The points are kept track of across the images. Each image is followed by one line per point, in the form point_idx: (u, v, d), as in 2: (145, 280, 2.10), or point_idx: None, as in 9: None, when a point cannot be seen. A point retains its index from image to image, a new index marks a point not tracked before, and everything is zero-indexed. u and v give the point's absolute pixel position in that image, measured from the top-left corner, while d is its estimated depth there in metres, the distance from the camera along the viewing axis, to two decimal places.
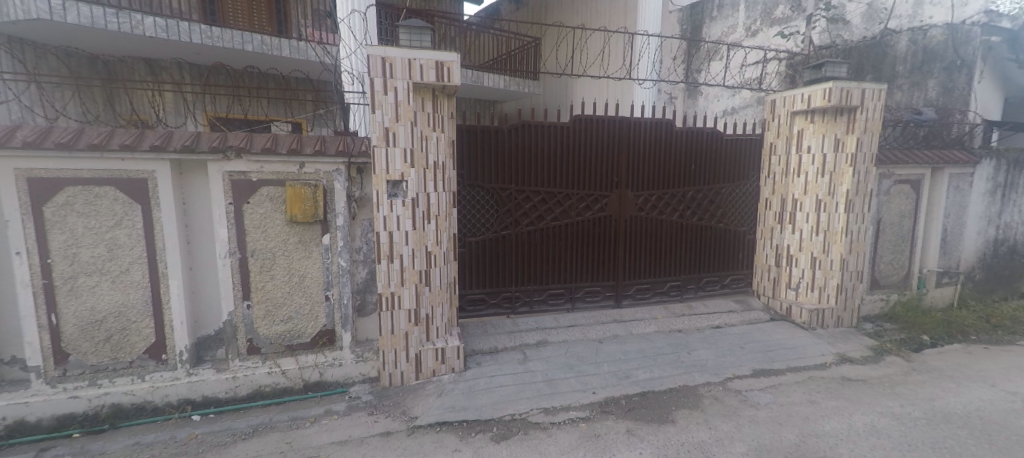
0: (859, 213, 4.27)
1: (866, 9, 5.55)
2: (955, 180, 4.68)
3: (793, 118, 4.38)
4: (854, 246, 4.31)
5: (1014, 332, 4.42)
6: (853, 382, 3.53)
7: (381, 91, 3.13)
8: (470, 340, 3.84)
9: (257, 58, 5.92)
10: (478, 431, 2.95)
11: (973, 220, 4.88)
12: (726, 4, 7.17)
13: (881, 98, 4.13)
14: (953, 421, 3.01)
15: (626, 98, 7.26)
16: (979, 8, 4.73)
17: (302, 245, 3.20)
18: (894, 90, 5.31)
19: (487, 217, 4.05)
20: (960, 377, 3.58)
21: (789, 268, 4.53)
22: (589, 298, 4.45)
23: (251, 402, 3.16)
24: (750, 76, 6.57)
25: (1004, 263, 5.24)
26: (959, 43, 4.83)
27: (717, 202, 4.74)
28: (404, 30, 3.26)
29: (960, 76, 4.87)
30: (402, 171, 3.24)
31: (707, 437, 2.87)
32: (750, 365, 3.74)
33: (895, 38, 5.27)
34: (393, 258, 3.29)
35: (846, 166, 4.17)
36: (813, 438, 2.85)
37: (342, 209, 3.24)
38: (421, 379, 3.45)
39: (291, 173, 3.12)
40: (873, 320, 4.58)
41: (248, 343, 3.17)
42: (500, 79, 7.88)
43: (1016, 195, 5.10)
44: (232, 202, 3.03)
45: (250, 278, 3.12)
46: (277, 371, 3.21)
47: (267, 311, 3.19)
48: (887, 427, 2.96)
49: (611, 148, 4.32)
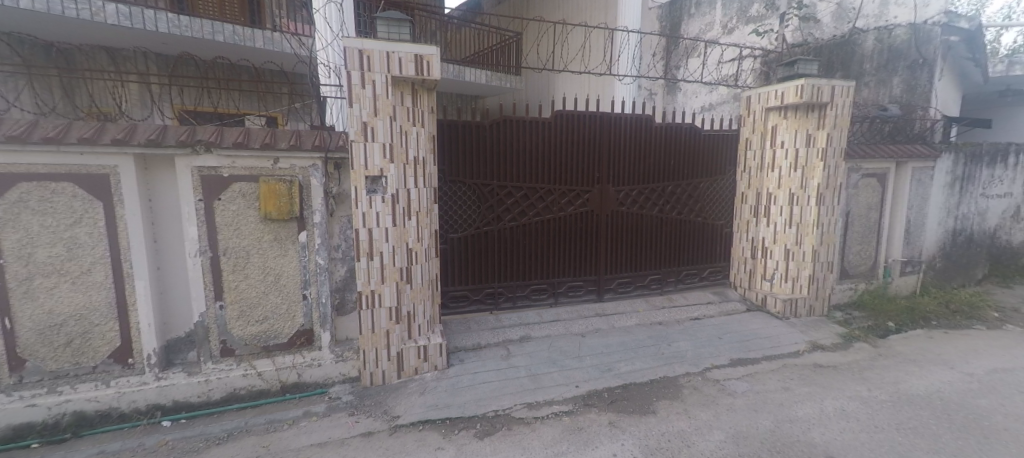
0: (830, 206, 4.42)
1: (836, 9, 5.83)
2: (918, 174, 4.92)
3: (768, 114, 4.50)
4: (826, 237, 4.47)
5: (972, 317, 4.68)
6: (824, 369, 3.67)
7: (359, 85, 3.07)
8: (454, 337, 3.81)
9: (227, 48, 5.70)
10: (461, 428, 2.93)
11: (934, 212, 5.14)
12: (703, 2, 7.31)
13: (849, 95, 4.29)
14: (915, 403, 3.17)
15: (607, 94, 7.35)
16: (939, 9, 4.92)
17: (278, 243, 3.11)
18: (862, 87, 5.55)
19: (469, 213, 4.02)
20: (922, 361, 3.77)
21: (764, 260, 4.67)
22: (571, 293, 4.48)
23: (226, 406, 3.06)
24: (727, 73, 6.75)
25: (962, 252, 5.55)
26: (921, 42, 5.05)
27: (695, 196, 4.85)
28: (382, 22, 3.19)
29: (922, 75, 5.08)
30: (382, 166, 3.18)
31: (687, 426, 2.93)
32: (728, 355, 3.85)
33: (863, 37, 5.51)
34: (373, 256, 3.23)
35: (817, 160, 4.32)
36: (787, 424, 2.95)
37: (319, 206, 3.16)
38: (403, 378, 3.40)
39: (265, 169, 3.02)
40: (843, 309, 4.77)
41: (222, 345, 3.06)
42: (482, 75, 7.85)
43: (973, 187, 5.39)
44: (202, 199, 2.91)
45: (223, 277, 3.01)
46: (253, 373, 3.11)
47: (242, 311, 3.08)
48: (856, 410, 3.09)
49: (592, 143, 4.35)
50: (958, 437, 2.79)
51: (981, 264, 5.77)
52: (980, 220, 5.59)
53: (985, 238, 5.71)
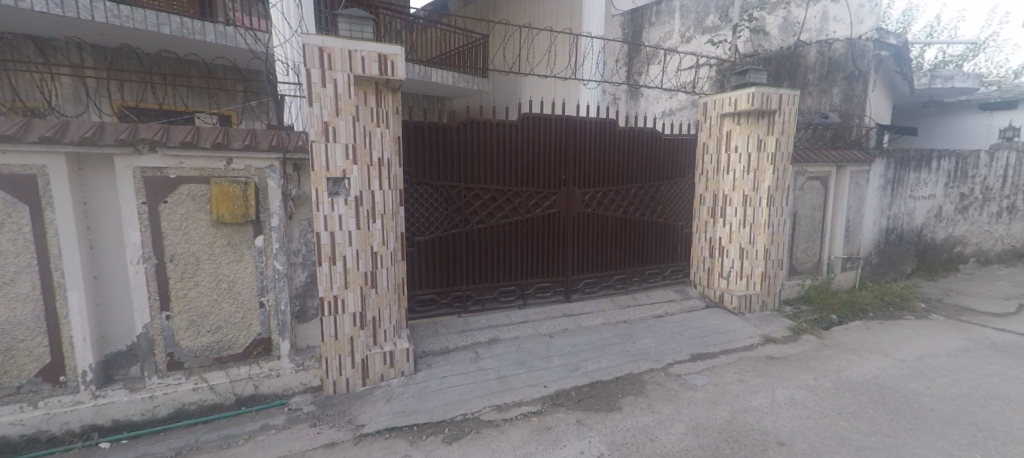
0: (778, 207, 4.70)
1: (782, 23, 6.22)
2: (855, 177, 5.33)
3: (722, 119, 4.75)
4: (775, 237, 4.75)
5: (901, 308, 5.13)
6: (775, 360, 3.91)
7: (319, 83, 2.97)
8: (420, 341, 3.75)
9: (172, 41, 5.35)
10: (429, 434, 2.89)
11: (869, 212, 5.58)
12: (662, 12, 7.61)
13: (794, 103, 4.58)
14: (855, 389, 3.43)
15: (572, 98, 7.53)
16: (871, 26, 5.33)
17: (231, 247, 2.95)
18: (807, 96, 5.99)
19: (435, 216, 3.98)
20: (860, 350, 4.09)
21: (721, 258, 4.90)
22: (539, 294, 4.52)
23: (174, 423, 2.86)
24: (685, 80, 7.06)
25: (894, 248, 6.06)
26: (856, 56, 5.50)
27: (657, 198, 5.03)
28: (343, 19, 3.10)
29: (858, 86, 5.54)
30: (344, 168, 3.09)
31: (650, 420, 3.03)
32: (688, 351, 4.02)
33: (806, 49, 5.94)
34: (335, 260, 3.13)
35: (767, 164, 4.58)
36: (743, 414, 3.11)
37: (277, 208, 3.03)
38: (368, 385, 3.31)
39: (216, 169, 2.86)
40: (791, 303, 5.09)
41: (169, 357, 2.87)
42: (448, 76, 7.79)
43: (902, 189, 5.90)
44: (146, 202, 2.72)
45: (170, 285, 2.83)
46: (204, 387, 2.93)
47: (191, 321, 2.90)
48: (803, 398, 3.30)
49: (557, 145, 4.41)
50: (891, 418, 3.04)
51: (910, 259, 6.33)
52: (909, 219, 6.13)
53: (913, 235, 6.26)
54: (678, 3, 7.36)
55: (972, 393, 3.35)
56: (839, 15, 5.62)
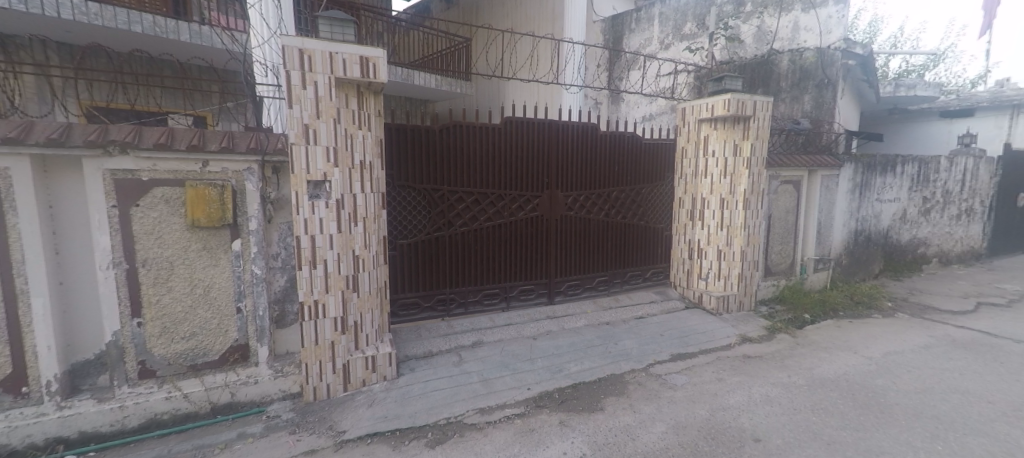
0: (754, 210, 4.84)
1: (756, 31, 6.41)
2: (826, 181, 5.52)
3: (700, 125, 4.86)
4: (751, 238, 4.88)
5: (870, 306, 5.34)
6: (752, 359, 4.02)
7: (299, 85, 2.94)
8: (403, 345, 3.72)
9: (144, 40, 5.20)
10: (412, 438, 2.87)
11: (839, 215, 5.79)
12: (642, 19, 7.75)
13: (768, 109, 4.73)
14: (827, 385, 3.55)
15: (555, 102, 7.61)
16: (839, 36, 5.57)
17: (207, 251, 2.88)
18: (780, 103, 6.19)
19: (419, 219, 3.96)
20: (832, 348, 4.24)
21: (700, 260, 5.01)
22: (523, 297, 4.53)
23: (145, 433, 2.77)
24: (664, 86, 7.21)
25: (862, 250, 6.30)
26: (825, 64, 5.70)
27: (638, 201, 5.11)
28: (324, 21, 3.07)
29: (827, 93, 5.75)
30: (325, 170, 3.05)
31: (631, 420, 3.08)
32: (668, 351, 4.09)
33: (779, 58, 6.14)
34: (316, 264, 3.09)
35: (742, 168, 4.71)
36: (721, 412, 3.19)
37: (255, 212, 2.97)
38: (350, 391, 3.27)
39: (191, 172, 2.78)
40: (767, 303, 5.24)
41: (140, 366, 2.78)
42: (431, 79, 7.76)
43: (870, 193, 6.15)
44: (117, 205, 2.64)
45: (142, 291, 2.74)
46: (178, 395, 2.85)
47: (164, 327, 2.82)
48: (778, 395, 3.40)
49: (540, 149, 4.44)
50: (861, 413, 3.16)
51: (877, 260, 6.58)
52: (876, 221, 6.38)
53: (880, 237, 6.52)
54: (658, 11, 7.50)
55: (936, 388, 3.51)
56: (809, 25, 5.83)
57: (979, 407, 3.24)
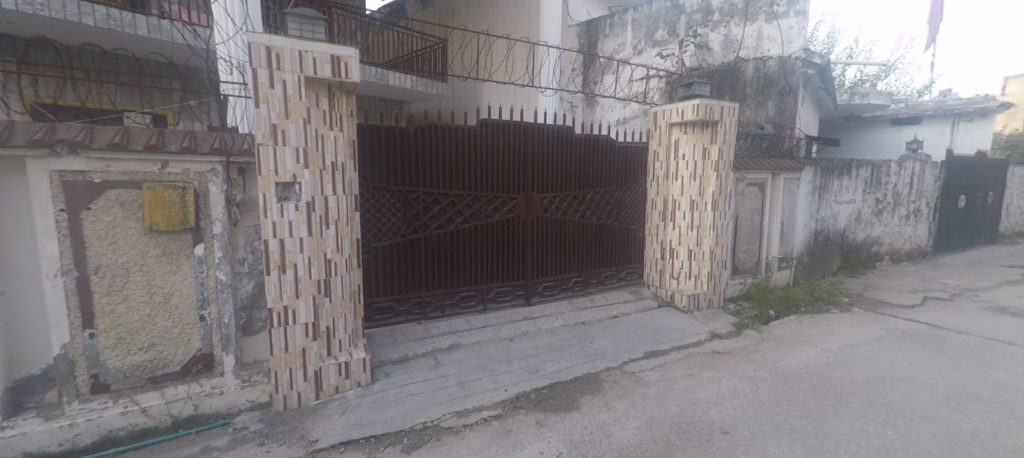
0: (722, 211, 5.01)
1: (723, 40, 6.63)
2: (789, 184, 5.79)
3: (671, 128, 5.00)
4: (720, 239, 5.06)
5: (828, 302, 5.64)
6: (721, 354, 4.17)
7: (267, 83, 2.83)
8: (379, 350, 3.66)
9: (97, 33, 4.88)
10: (388, 444, 2.82)
11: (801, 215, 6.09)
12: (616, 24, 7.90)
13: (735, 115, 4.91)
14: (790, 377, 3.73)
15: (531, 105, 7.67)
16: (800, 46, 5.85)
17: (167, 257, 2.73)
18: (746, 108, 6.44)
19: (393, 221, 3.89)
20: (794, 342, 4.45)
21: (671, 260, 5.16)
22: (499, 298, 4.53)
23: (100, 451, 2.61)
24: (637, 90, 7.40)
25: (822, 248, 6.65)
26: (787, 73, 5.96)
27: (612, 202, 5.20)
28: (293, 18, 2.98)
29: (789, 100, 5.98)
30: (294, 172, 2.96)
31: (606, 418, 3.13)
32: (642, 349, 4.20)
33: (744, 65, 6.39)
34: (285, 268, 2.99)
35: (711, 171, 4.87)
36: (691, 406, 3.29)
37: (220, 215, 2.84)
38: (323, 398, 3.18)
39: (149, 173, 2.63)
40: (735, 300, 5.45)
41: (93, 379, 2.61)
42: (405, 79, 7.64)
43: (828, 195, 6.49)
44: (66, 209, 2.47)
45: (95, 300, 2.57)
46: (135, 410, 2.69)
47: (120, 338, 2.66)
48: (745, 389, 3.55)
49: (516, 151, 4.45)
50: (820, 403, 3.34)
51: (835, 258, 6.96)
52: (834, 222, 6.75)
53: (838, 236, 6.90)
54: (631, 17, 7.66)
55: (887, 377, 3.74)
56: (772, 35, 6.08)
57: (925, 393, 3.48)
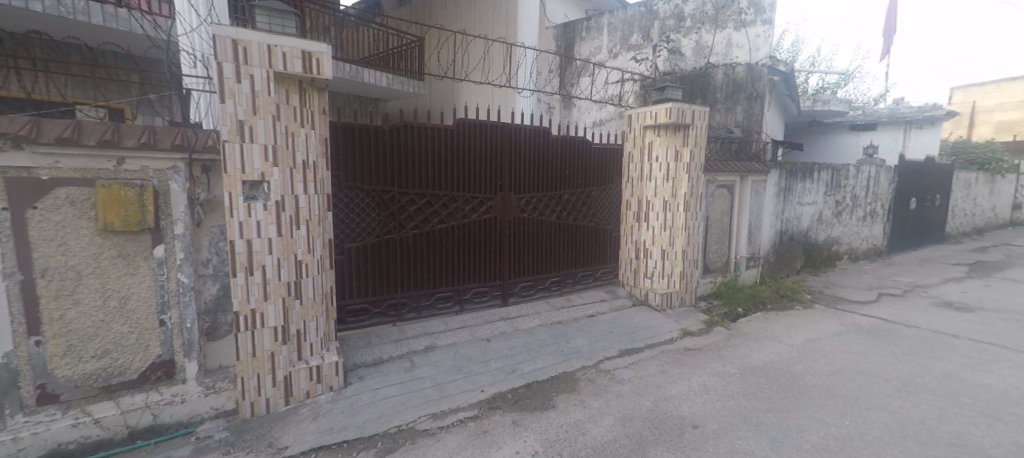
0: (693, 212, 5.15)
1: (695, 45, 6.82)
2: (756, 186, 6.00)
3: (644, 131, 5.11)
4: (691, 239, 5.20)
5: (792, 299, 5.88)
6: (692, 351, 4.29)
7: (233, 78, 2.72)
8: (352, 353, 3.57)
9: (46, 21, 4.58)
10: (361, 449, 2.75)
11: (767, 216, 6.33)
12: (592, 27, 8.01)
13: (705, 118, 5.05)
14: (756, 372, 3.87)
15: (508, 106, 7.68)
16: (766, 54, 6.08)
17: (123, 259, 2.57)
18: (716, 113, 6.65)
19: (368, 221, 3.81)
20: (760, 338, 4.63)
21: (645, 260, 5.26)
22: (476, 299, 4.50)
23: None
24: (613, 93, 7.53)
25: (786, 248, 6.94)
26: (754, 79, 6.17)
27: (588, 203, 5.26)
28: (262, 12, 2.86)
29: (756, 105, 6.21)
30: (263, 170, 2.85)
31: (582, 416, 3.17)
32: (617, 347, 4.26)
33: (714, 71, 6.60)
34: (253, 270, 2.88)
35: (682, 173, 4.99)
36: (663, 402, 3.37)
37: (181, 215, 2.70)
38: (293, 404, 3.08)
39: (102, 170, 2.48)
40: (705, 298, 5.62)
41: (40, 390, 2.43)
42: (380, 77, 7.51)
43: (792, 196, 6.77)
44: (10, 207, 2.28)
45: (42, 305, 2.39)
46: (87, 422, 2.53)
47: (70, 345, 2.48)
48: (714, 384, 3.66)
49: (493, 152, 4.44)
50: (783, 396, 3.48)
51: (799, 257, 7.27)
52: (797, 222, 7.05)
53: (801, 236, 7.21)
54: (607, 21, 7.79)
55: (845, 370, 3.93)
56: (740, 42, 6.29)
57: (879, 385, 3.68)
